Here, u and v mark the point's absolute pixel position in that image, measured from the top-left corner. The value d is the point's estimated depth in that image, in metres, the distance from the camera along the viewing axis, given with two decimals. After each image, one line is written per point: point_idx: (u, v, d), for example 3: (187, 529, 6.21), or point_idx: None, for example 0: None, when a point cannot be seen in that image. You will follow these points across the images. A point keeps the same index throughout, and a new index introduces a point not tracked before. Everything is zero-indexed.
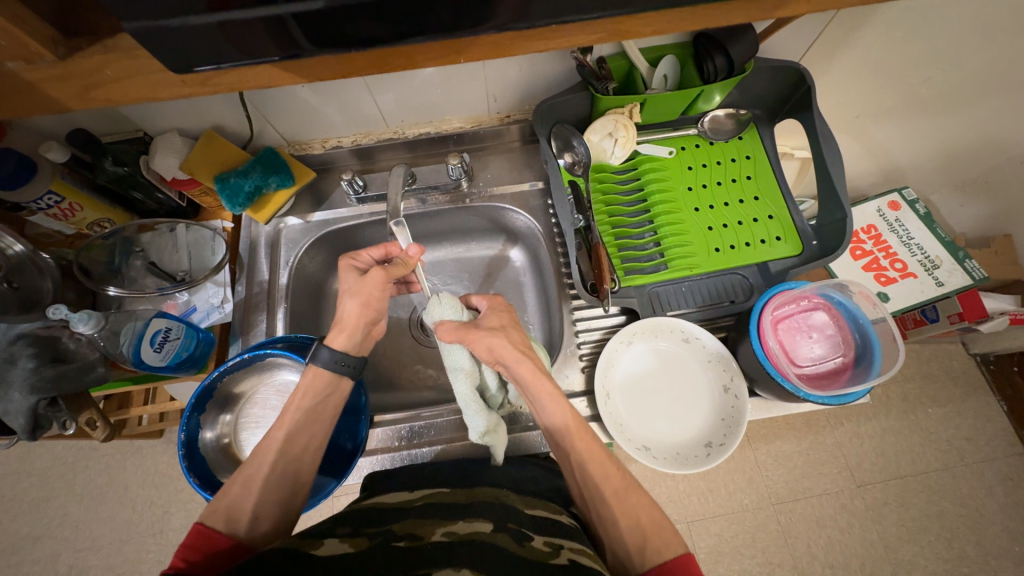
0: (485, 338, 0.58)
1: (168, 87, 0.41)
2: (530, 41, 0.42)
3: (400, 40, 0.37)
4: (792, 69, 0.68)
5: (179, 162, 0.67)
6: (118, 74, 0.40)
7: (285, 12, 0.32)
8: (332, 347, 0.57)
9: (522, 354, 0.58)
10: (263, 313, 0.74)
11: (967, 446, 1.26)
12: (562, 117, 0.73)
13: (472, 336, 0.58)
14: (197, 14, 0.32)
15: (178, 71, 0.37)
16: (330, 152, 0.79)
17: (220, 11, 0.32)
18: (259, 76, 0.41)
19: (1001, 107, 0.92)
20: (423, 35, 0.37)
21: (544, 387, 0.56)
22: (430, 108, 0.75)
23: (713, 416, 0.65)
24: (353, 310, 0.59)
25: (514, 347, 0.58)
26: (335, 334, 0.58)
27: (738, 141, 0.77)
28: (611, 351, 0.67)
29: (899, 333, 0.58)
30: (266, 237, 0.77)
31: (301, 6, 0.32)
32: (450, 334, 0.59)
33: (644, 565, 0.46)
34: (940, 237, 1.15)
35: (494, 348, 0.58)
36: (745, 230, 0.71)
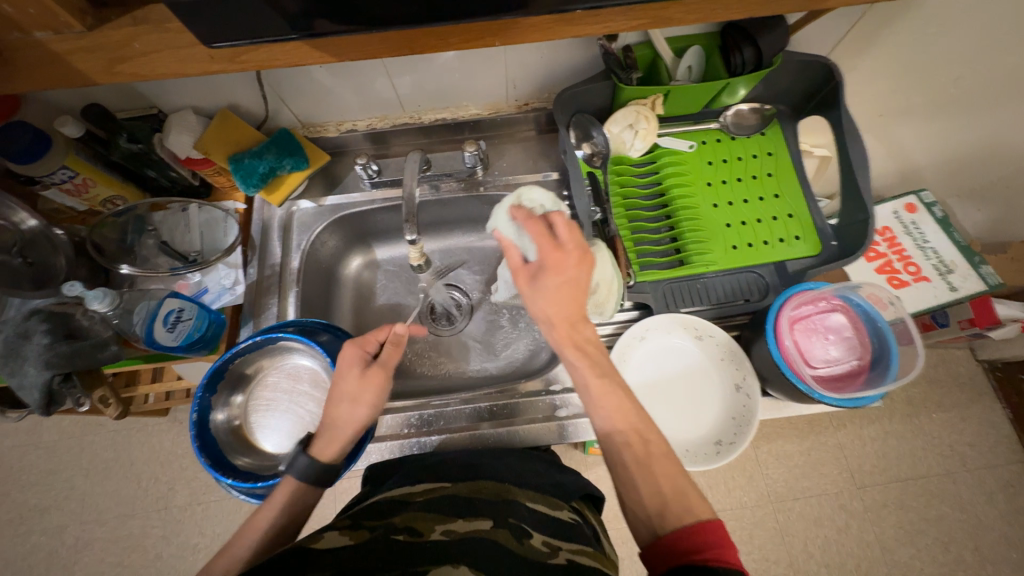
0: (532, 298, 0.53)
1: (196, 62, 0.40)
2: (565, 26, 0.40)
3: (436, 18, 0.36)
4: (821, 64, 0.66)
5: (194, 141, 0.66)
6: (146, 48, 0.39)
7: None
8: (313, 457, 0.53)
9: (561, 322, 0.52)
10: (275, 296, 0.73)
11: (970, 452, 1.26)
12: (582, 107, 0.71)
13: (523, 292, 0.54)
14: None
15: (209, 44, 0.36)
16: (344, 136, 0.78)
17: None
18: (288, 54, 0.40)
19: None
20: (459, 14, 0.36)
21: (578, 360, 0.51)
22: (448, 94, 0.74)
23: (724, 413, 0.65)
24: (355, 419, 0.54)
25: (553, 317, 0.52)
26: (324, 446, 0.54)
27: (760, 137, 0.75)
28: (621, 348, 0.67)
29: (918, 333, 0.57)
30: (278, 220, 0.77)
31: None
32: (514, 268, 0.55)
33: (664, 527, 0.43)
34: (957, 242, 1.14)
35: (539, 309, 0.53)
36: (763, 229, 0.70)
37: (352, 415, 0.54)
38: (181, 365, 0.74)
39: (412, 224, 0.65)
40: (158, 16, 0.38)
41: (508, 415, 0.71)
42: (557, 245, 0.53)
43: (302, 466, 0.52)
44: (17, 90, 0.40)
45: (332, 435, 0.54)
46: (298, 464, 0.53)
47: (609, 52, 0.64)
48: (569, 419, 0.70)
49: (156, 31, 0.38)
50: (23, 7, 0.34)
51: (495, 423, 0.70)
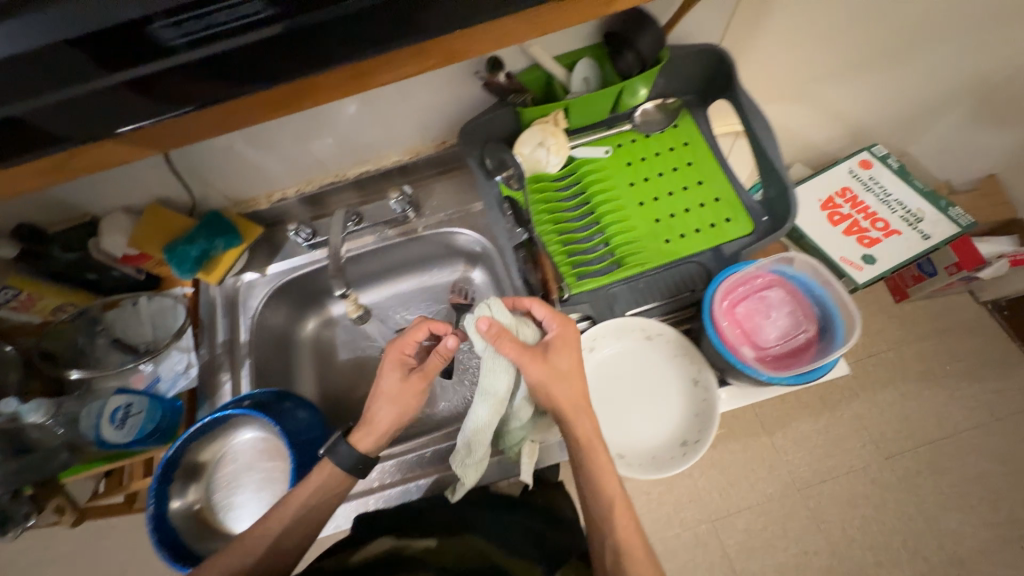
0: (557, 383, 0.57)
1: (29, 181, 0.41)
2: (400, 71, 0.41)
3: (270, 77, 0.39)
4: (711, 52, 0.68)
5: (127, 238, 0.69)
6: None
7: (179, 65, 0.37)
8: (352, 445, 0.60)
9: (574, 402, 0.57)
10: (226, 371, 0.74)
11: (997, 399, 1.22)
12: (492, 135, 0.72)
13: (547, 376, 0.57)
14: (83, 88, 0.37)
15: (66, 143, 0.39)
16: (277, 205, 0.80)
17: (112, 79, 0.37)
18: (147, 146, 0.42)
19: (941, 59, 0.95)
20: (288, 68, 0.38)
21: (597, 451, 0.57)
22: (366, 147, 0.76)
23: (686, 412, 0.63)
24: (393, 416, 0.60)
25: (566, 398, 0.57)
26: (362, 437, 0.60)
27: (674, 129, 0.75)
28: None
29: (854, 307, 0.56)
30: (222, 297, 0.78)
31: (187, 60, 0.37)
32: (522, 356, 0.56)
33: None
34: (920, 189, 1.12)
35: (568, 394, 0.57)
36: (692, 217, 0.70)
37: (387, 411, 0.60)
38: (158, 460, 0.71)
39: (339, 279, 0.65)
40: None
41: None
42: (570, 325, 0.60)
43: (340, 457, 0.59)
44: None
45: (369, 429, 0.60)
46: (337, 453, 0.59)
47: (491, 83, 0.64)
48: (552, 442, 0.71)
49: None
50: None
51: None
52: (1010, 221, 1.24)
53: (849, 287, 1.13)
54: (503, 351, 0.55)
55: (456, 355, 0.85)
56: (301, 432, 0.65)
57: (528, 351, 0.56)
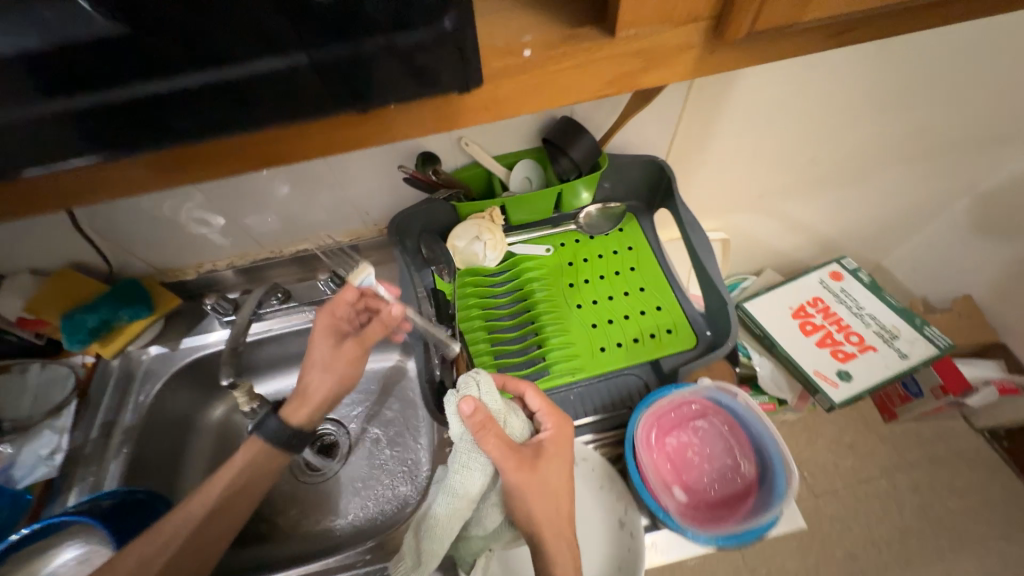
0: (539, 496, 0.47)
1: None
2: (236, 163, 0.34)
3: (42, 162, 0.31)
4: (653, 162, 0.69)
5: (24, 302, 0.64)
6: None
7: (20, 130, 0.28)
8: (281, 420, 0.59)
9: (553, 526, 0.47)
10: (97, 463, 0.64)
11: (1008, 547, 1.09)
12: (428, 225, 0.70)
13: (529, 485, 0.46)
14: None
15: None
16: (205, 277, 0.77)
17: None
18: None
19: (892, 180, 0.98)
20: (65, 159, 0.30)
21: None
22: (303, 225, 0.75)
23: (609, 560, 0.52)
24: (327, 386, 0.60)
25: (546, 519, 0.46)
26: (293, 411, 0.59)
27: (619, 232, 0.74)
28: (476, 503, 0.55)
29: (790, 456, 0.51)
30: (118, 370, 0.71)
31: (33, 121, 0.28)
32: (506, 458, 0.46)
33: None
34: (892, 306, 1.09)
35: (549, 511, 0.47)
36: (632, 325, 0.65)
37: (323, 381, 0.61)
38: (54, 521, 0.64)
39: (226, 369, 0.59)
40: None
41: None
42: (564, 424, 0.52)
43: (268, 430, 0.58)
44: None
45: (303, 403, 0.60)
46: (264, 427, 0.58)
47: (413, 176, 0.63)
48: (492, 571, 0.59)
49: None
50: None
51: None
52: (991, 344, 1.19)
53: (824, 406, 1.05)
54: (486, 446, 0.46)
55: (375, 456, 0.75)
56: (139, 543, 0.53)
57: (513, 451, 0.46)
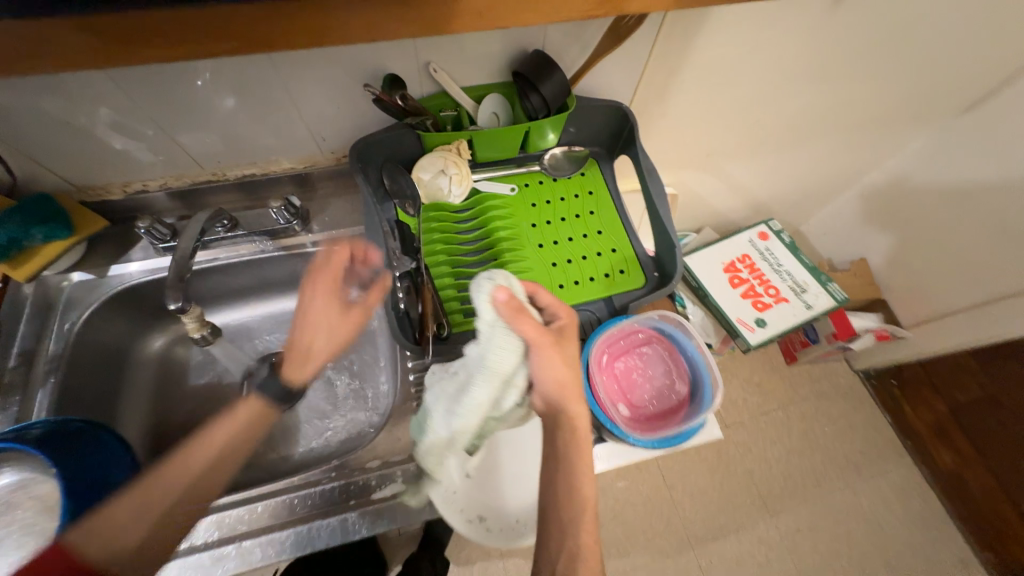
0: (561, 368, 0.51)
1: None
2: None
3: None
4: (617, 107, 0.70)
5: None
6: None
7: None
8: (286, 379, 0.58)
9: (567, 399, 0.51)
10: (17, 391, 0.58)
11: (863, 462, 1.35)
12: (391, 156, 0.68)
13: (554, 359, 0.50)
14: None
15: None
16: (134, 198, 0.69)
17: None
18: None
19: (821, 151, 1.08)
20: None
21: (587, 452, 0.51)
22: (249, 148, 0.69)
23: None
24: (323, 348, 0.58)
25: (566, 391, 0.51)
26: (292, 369, 0.58)
27: (580, 177, 0.76)
28: None
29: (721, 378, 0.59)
30: (35, 299, 0.64)
31: None
32: (536, 334, 0.49)
33: None
34: (804, 263, 1.23)
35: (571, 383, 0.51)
36: (588, 265, 0.70)
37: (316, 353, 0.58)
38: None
39: (173, 288, 0.55)
40: None
41: (315, 507, 0.57)
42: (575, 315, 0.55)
43: (273, 392, 0.58)
44: None
45: (297, 361, 0.58)
46: (267, 390, 0.58)
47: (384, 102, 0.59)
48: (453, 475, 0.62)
49: None
50: None
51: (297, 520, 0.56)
52: (875, 300, 1.40)
53: (742, 348, 1.19)
54: (520, 327, 0.49)
55: (332, 387, 0.75)
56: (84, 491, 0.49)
57: (539, 330, 0.50)
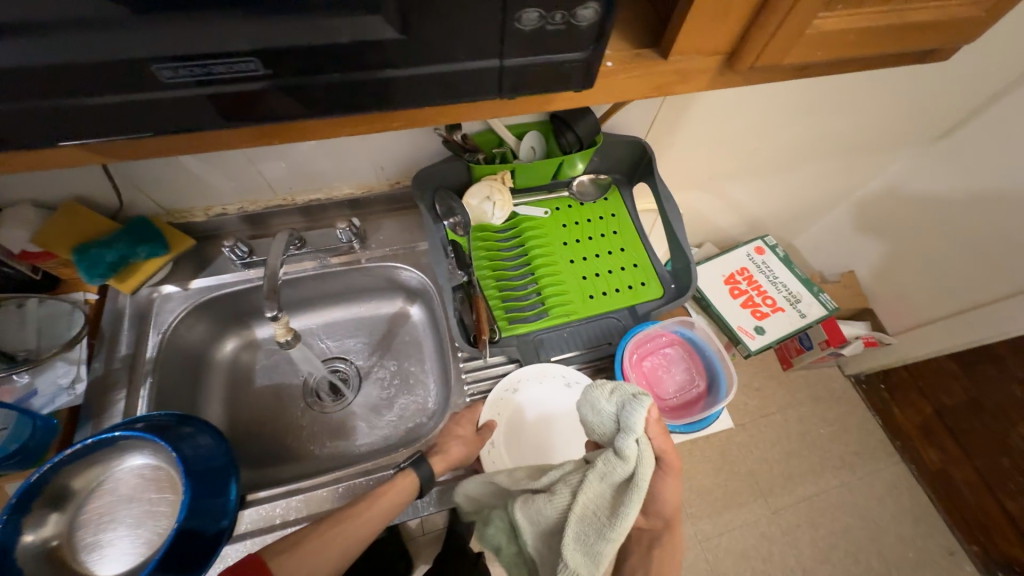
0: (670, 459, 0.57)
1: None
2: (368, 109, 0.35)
3: (173, 66, 0.29)
4: (636, 142, 0.81)
5: (31, 235, 0.63)
6: None
7: (236, 82, 0.30)
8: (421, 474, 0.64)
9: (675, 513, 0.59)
10: (123, 390, 0.67)
11: (856, 460, 1.45)
12: (442, 183, 0.79)
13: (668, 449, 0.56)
14: (127, 92, 0.30)
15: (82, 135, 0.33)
16: (215, 220, 0.78)
17: (157, 90, 0.30)
18: (63, 150, 0.36)
19: (810, 174, 1.20)
20: (195, 64, 0.29)
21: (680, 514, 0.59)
22: (317, 176, 0.78)
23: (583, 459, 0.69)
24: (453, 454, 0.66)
25: (677, 507, 0.58)
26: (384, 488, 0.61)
27: (604, 201, 0.86)
28: (498, 398, 0.71)
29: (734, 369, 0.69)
30: (133, 309, 0.73)
31: (256, 80, 0.31)
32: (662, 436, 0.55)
33: None
34: (798, 276, 1.35)
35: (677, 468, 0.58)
36: (614, 278, 0.80)
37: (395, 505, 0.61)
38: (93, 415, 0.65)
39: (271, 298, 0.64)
40: None
41: None
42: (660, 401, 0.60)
43: (423, 473, 0.64)
44: None
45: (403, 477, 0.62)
46: (420, 468, 0.64)
47: (449, 139, 0.72)
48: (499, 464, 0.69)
49: None
50: None
51: None
52: (863, 309, 1.52)
53: (742, 353, 1.32)
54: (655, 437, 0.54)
55: (383, 387, 0.84)
56: (196, 484, 0.58)
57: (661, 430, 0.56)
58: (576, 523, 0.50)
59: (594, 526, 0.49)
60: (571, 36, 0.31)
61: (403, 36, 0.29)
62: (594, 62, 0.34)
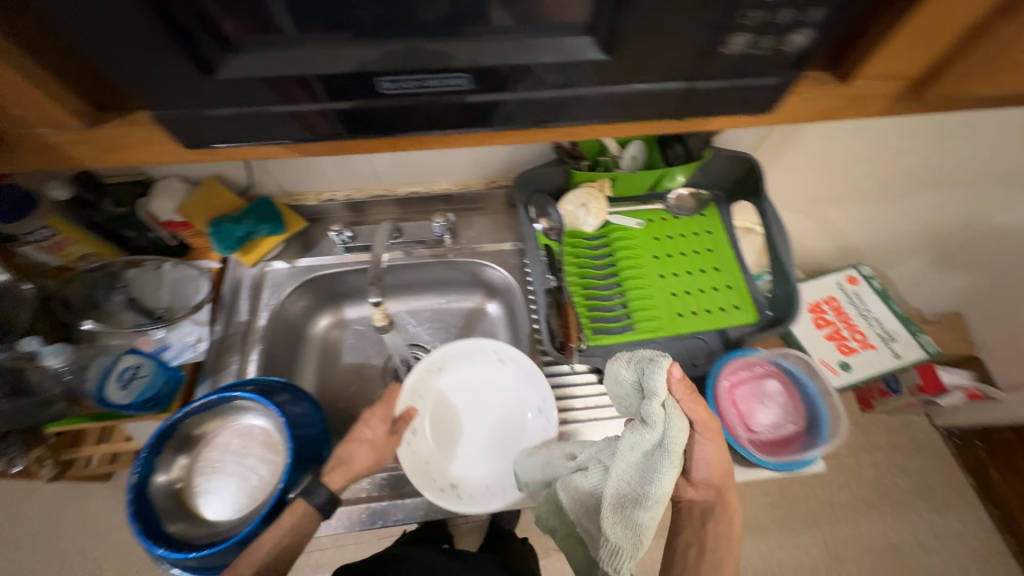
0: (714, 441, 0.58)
1: (178, 155, 0.37)
2: (547, 123, 0.37)
3: (396, 78, 0.32)
4: (745, 158, 0.77)
5: (176, 206, 0.72)
6: (135, 144, 0.36)
7: (435, 98, 0.34)
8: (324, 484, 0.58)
9: (725, 480, 0.60)
10: (236, 354, 0.74)
11: (939, 521, 1.31)
12: (539, 186, 0.79)
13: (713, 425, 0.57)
14: (333, 101, 0.33)
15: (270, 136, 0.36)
16: (323, 204, 0.84)
17: (364, 99, 0.34)
18: (257, 148, 0.38)
19: (929, 203, 1.08)
20: (413, 78, 0.32)
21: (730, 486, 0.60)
22: (420, 170, 0.81)
23: None
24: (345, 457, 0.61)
25: (725, 475, 0.59)
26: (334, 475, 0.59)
27: (700, 217, 0.83)
28: (424, 374, 0.72)
29: (843, 409, 0.64)
30: (250, 280, 0.80)
31: (449, 94, 0.33)
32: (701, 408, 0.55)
33: None
34: (896, 312, 1.22)
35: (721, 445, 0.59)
36: (706, 297, 0.76)
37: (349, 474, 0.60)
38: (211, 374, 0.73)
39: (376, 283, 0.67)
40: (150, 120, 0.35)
41: None
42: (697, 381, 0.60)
43: (319, 500, 0.57)
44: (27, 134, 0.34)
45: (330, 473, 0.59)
46: (314, 496, 0.57)
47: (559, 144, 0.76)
48: None
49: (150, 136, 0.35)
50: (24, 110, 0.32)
51: None
52: (969, 357, 1.36)
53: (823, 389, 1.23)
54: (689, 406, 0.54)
55: None
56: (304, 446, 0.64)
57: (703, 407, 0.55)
58: (612, 491, 0.53)
59: (632, 494, 0.52)
60: (771, 58, 0.32)
61: (606, 56, 0.32)
62: (785, 85, 0.35)
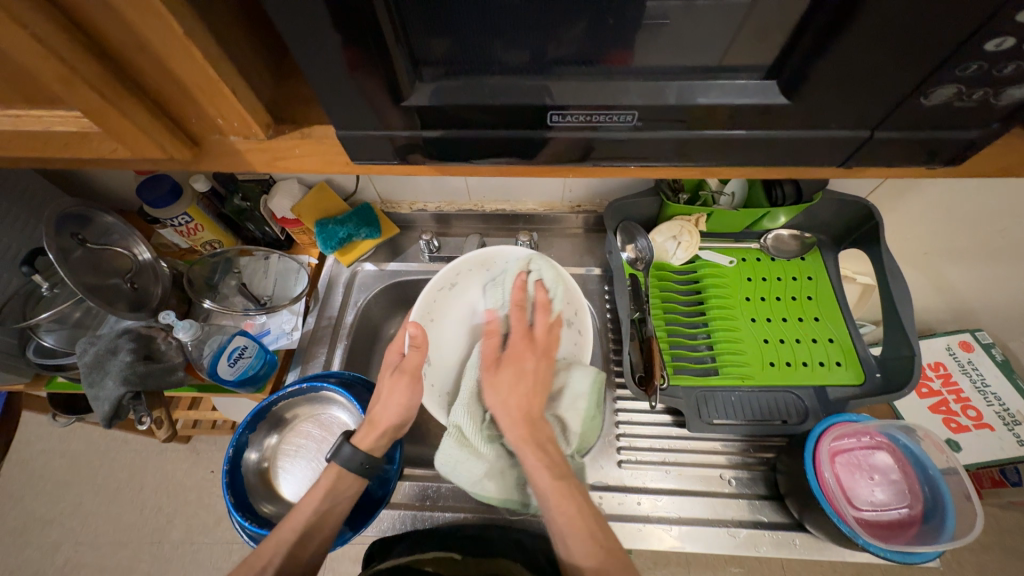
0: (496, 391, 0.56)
1: (335, 168, 0.40)
2: (700, 160, 0.37)
3: (566, 113, 0.33)
4: (860, 204, 0.71)
5: (291, 205, 0.78)
6: (306, 154, 0.39)
7: (593, 132, 0.34)
8: (353, 446, 0.58)
9: (516, 419, 0.54)
10: (325, 346, 0.79)
11: None
12: (630, 215, 0.78)
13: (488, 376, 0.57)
14: (489, 128, 0.34)
15: (413, 156, 0.38)
16: (415, 214, 0.88)
17: (521, 129, 0.34)
18: (403, 166, 0.40)
19: None
20: (584, 112, 0.33)
21: (529, 452, 0.53)
22: (510, 190, 0.83)
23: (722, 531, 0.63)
24: (379, 407, 0.59)
25: (507, 413, 0.55)
26: (361, 433, 0.59)
27: (801, 261, 0.78)
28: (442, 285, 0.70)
29: (974, 489, 0.55)
30: (345, 278, 0.85)
31: (607, 125, 0.34)
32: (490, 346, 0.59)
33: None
34: (1020, 389, 1.03)
35: (503, 402, 0.55)
36: (803, 349, 0.70)
37: (391, 420, 0.59)
38: (298, 363, 0.78)
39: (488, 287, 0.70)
40: (319, 132, 0.38)
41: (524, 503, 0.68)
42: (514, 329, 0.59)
43: (345, 459, 0.57)
44: (213, 139, 0.38)
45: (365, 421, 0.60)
46: (340, 457, 0.58)
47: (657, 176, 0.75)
48: (647, 523, 0.64)
49: (318, 146, 0.38)
50: (230, 120, 0.36)
51: (512, 509, 0.67)
52: None
53: None
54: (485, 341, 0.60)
55: None
56: None
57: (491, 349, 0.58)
58: None
59: None
60: (977, 111, 0.30)
61: (788, 101, 0.31)
62: (984, 137, 0.33)
